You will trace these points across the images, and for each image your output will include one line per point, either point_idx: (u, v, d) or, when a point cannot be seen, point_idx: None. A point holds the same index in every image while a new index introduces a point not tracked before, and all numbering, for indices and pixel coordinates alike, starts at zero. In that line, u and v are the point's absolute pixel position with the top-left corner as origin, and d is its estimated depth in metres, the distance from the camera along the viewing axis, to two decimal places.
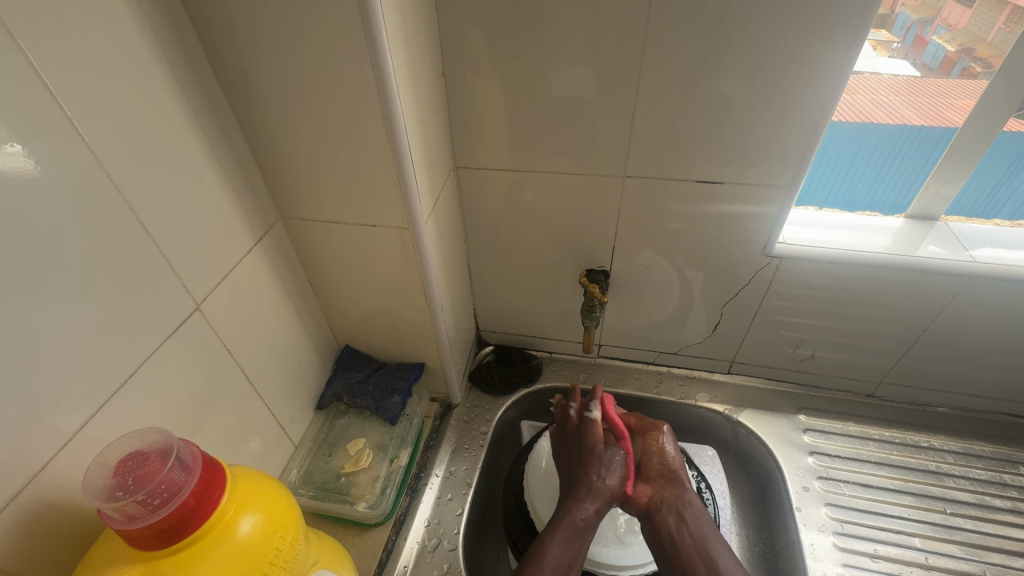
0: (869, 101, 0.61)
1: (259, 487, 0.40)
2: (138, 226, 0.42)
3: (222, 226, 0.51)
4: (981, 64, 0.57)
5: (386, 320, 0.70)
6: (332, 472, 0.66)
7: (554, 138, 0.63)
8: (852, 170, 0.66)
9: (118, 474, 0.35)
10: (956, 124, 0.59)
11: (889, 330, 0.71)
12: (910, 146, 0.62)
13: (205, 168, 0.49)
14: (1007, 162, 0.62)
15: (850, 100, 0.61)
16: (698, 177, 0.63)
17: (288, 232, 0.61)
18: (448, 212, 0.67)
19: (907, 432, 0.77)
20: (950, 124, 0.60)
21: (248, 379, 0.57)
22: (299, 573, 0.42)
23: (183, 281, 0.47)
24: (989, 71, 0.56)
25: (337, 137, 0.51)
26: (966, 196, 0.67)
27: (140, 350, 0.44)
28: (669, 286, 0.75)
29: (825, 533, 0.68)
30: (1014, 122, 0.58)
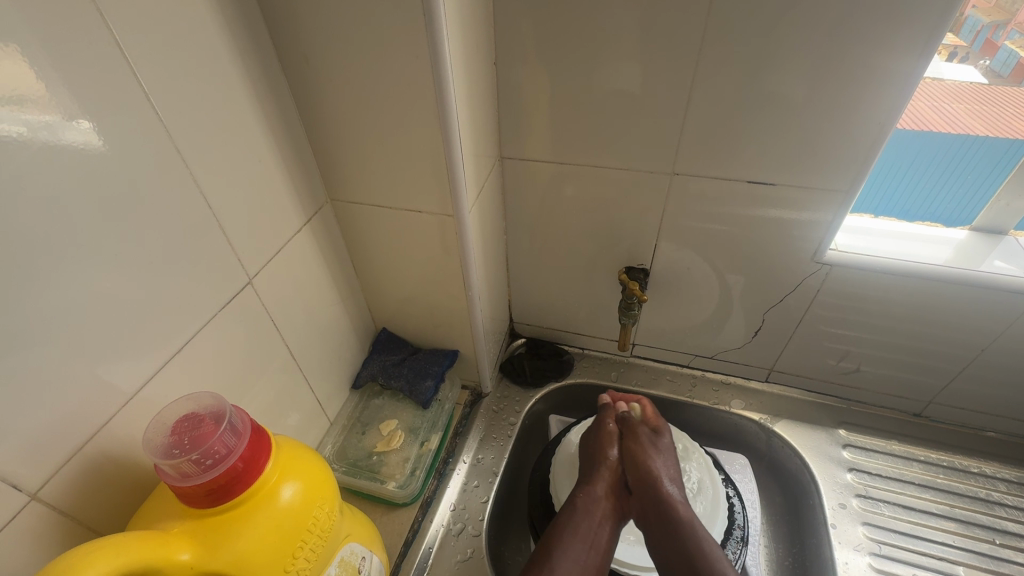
0: (928, 108, 0.59)
1: (300, 456, 0.42)
2: (201, 201, 0.44)
3: (276, 205, 0.53)
4: None
5: (423, 306, 0.71)
6: (364, 450, 0.68)
7: (602, 132, 0.63)
8: (906, 180, 0.63)
9: (175, 433, 0.36)
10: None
11: (944, 348, 0.68)
12: (973, 158, 0.59)
13: (263, 148, 0.50)
14: None
15: (912, 108, 0.58)
16: (749, 178, 0.61)
17: (336, 214, 0.63)
18: (491, 202, 0.68)
19: (955, 456, 0.73)
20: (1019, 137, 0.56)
21: (291, 354, 0.59)
22: (333, 543, 0.44)
23: (238, 255, 0.49)
24: None
25: (389, 124, 0.52)
26: None
27: (195, 319, 0.46)
28: (709, 288, 0.74)
29: (860, 553, 0.66)
30: None
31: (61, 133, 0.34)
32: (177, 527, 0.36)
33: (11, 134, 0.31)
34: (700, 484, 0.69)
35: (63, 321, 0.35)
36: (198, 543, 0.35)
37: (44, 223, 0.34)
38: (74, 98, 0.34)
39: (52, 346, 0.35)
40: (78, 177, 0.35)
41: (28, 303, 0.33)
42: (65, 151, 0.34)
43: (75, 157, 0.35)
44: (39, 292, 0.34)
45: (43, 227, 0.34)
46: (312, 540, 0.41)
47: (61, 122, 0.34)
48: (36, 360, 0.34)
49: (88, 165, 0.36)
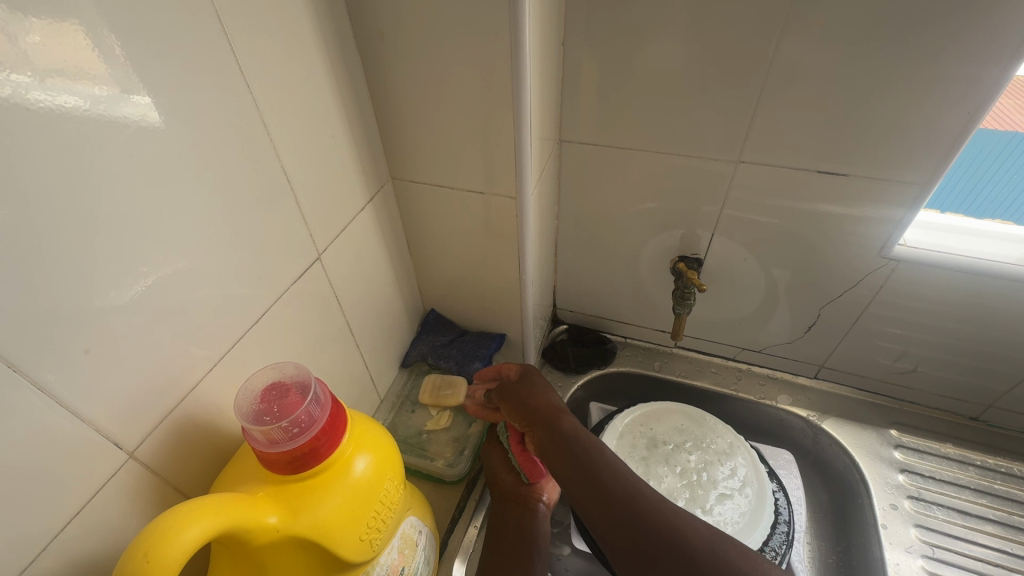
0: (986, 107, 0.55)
1: (371, 431, 0.43)
2: (279, 176, 0.45)
3: (343, 183, 0.53)
4: None
5: (474, 288, 0.71)
6: (414, 428, 0.69)
7: (667, 117, 0.61)
8: (953, 177, 0.62)
9: (264, 401, 0.37)
10: None
11: (1012, 351, 0.65)
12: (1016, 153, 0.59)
13: (334, 125, 0.50)
14: None
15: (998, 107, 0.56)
16: (820, 168, 0.59)
17: (395, 194, 0.63)
18: (547, 185, 0.67)
19: (1014, 462, 0.71)
20: None
21: (350, 331, 0.60)
22: (398, 515, 0.45)
23: (309, 231, 0.50)
24: None
25: (458, 104, 0.52)
26: None
27: (270, 293, 0.47)
28: (764, 282, 0.72)
29: (913, 555, 0.65)
30: None
31: (120, 110, 0.32)
32: (263, 490, 0.37)
33: (67, 107, 0.29)
34: (745, 479, 0.69)
35: (156, 290, 0.36)
36: (284, 508, 0.36)
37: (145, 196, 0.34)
38: (174, 75, 0.35)
39: (147, 315, 0.36)
40: (177, 153, 0.36)
41: (129, 274, 0.34)
42: (165, 126, 0.35)
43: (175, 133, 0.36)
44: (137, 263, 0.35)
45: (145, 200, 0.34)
46: (382, 511, 0.42)
47: (117, 97, 0.32)
48: (133, 328, 0.35)
49: (184, 138, 0.36)
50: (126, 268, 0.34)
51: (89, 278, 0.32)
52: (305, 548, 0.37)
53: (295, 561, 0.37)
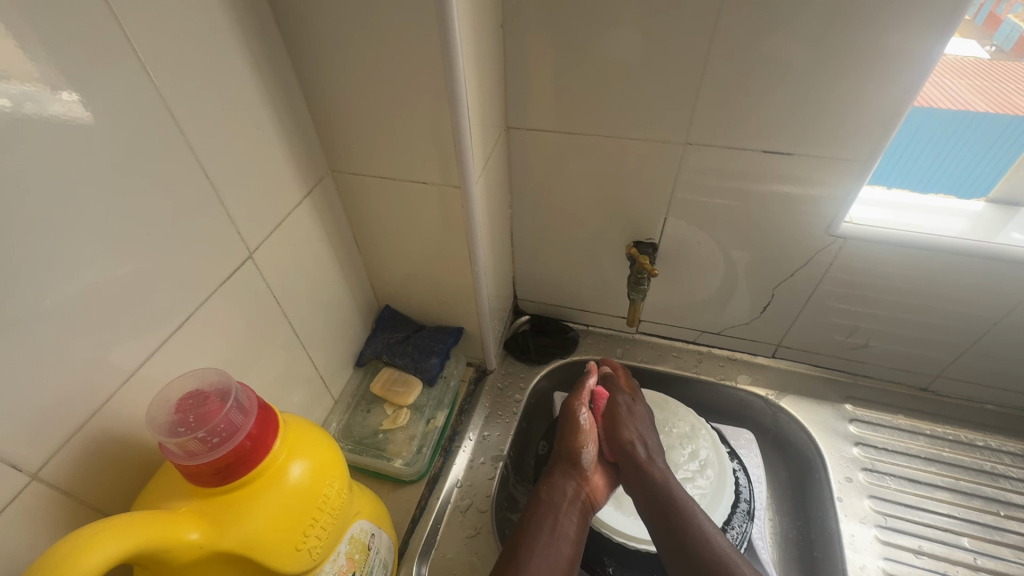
0: (931, 84, 0.58)
1: (309, 435, 0.41)
2: (200, 172, 0.42)
3: (275, 176, 0.51)
4: None
5: (428, 282, 0.69)
6: (370, 428, 0.67)
7: (614, 101, 0.60)
8: (906, 155, 0.63)
9: (180, 411, 0.34)
10: None
11: (955, 322, 0.67)
12: (970, 134, 0.58)
13: (260, 115, 0.48)
14: None
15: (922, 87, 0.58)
16: (766, 147, 0.59)
17: (336, 187, 0.61)
18: (496, 173, 0.65)
19: (961, 429, 0.73)
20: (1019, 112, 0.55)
21: (294, 331, 0.57)
22: (344, 521, 0.43)
23: (238, 228, 0.47)
24: None
25: (393, 92, 0.50)
26: None
27: (195, 295, 0.44)
28: (719, 264, 0.72)
29: (867, 525, 0.66)
30: None
31: (48, 109, 0.31)
32: (185, 505, 0.34)
33: None
34: (706, 461, 0.69)
35: (61, 298, 0.34)
36: (208, 523, 0.34)
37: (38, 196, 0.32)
38: (65, 65, 0.32)
39: (49, 324, 0.33)
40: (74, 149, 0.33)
41: (24, 282, 0.32)
42: (53, 118, 0.32)
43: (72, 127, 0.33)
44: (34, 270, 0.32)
45: (38, 201, 0.32)
46: (323, 518, 0.40)
47: (46, 95, 0.31)
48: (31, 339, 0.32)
49: (80, 132, 0.33)
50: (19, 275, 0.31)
51: None
52: (233, 563, 0.35)
53: None
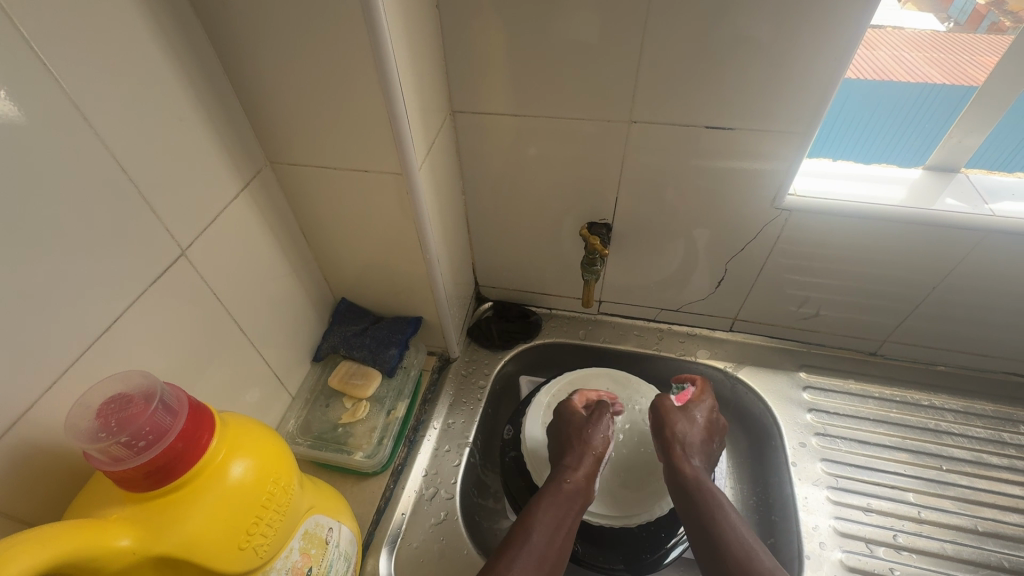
0: (890, 57, 0.59)
1: (251, 433, 0.40)
2: (118, 169, 0.41)
3: (206, 170, 0.49)
4: (1010, 19, 0.54)
5: (382, 273, 0.68)
6: (329, 422, 0.66)
7: (556, 81, 0.59)
8: (870, 127, 0.64)
9: (101, 416, 0.33)
10: (976, 82, 0.57)
11: (898, 287, 0.69)
12: (932, 104, 0.60)
13: (184, 107, 0.46)
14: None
15: (869, 57, 0.59)
16: (708, 123, 0.59)
17: (278, 179, 0.59)
18: (443, 159, 0.64)
19: (908, 390, 0.75)
20: (972, 83, 0.57)
21: (240, 329, 0.56)
22: (294, 517, 0.42)
23: (166, 225, 0.45)
24: (1017, 26, 0.54)
25: (325, 78, 0.49)
26: (990, 150, 0.64)
27: (122, 297, 0.43)
28: (672, 242, 0.73)
29: (819, 487, 0.67)
30: None
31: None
32: (117, 512, 0.34)
33: None
34: None
35: None
36: (140, 529, 0.33)
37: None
38: None
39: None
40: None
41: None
42: None
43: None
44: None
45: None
46: (269, 515, 0.39)
47: None
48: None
49: None
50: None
51: None
52: (173, 567, 0.34)
53: None
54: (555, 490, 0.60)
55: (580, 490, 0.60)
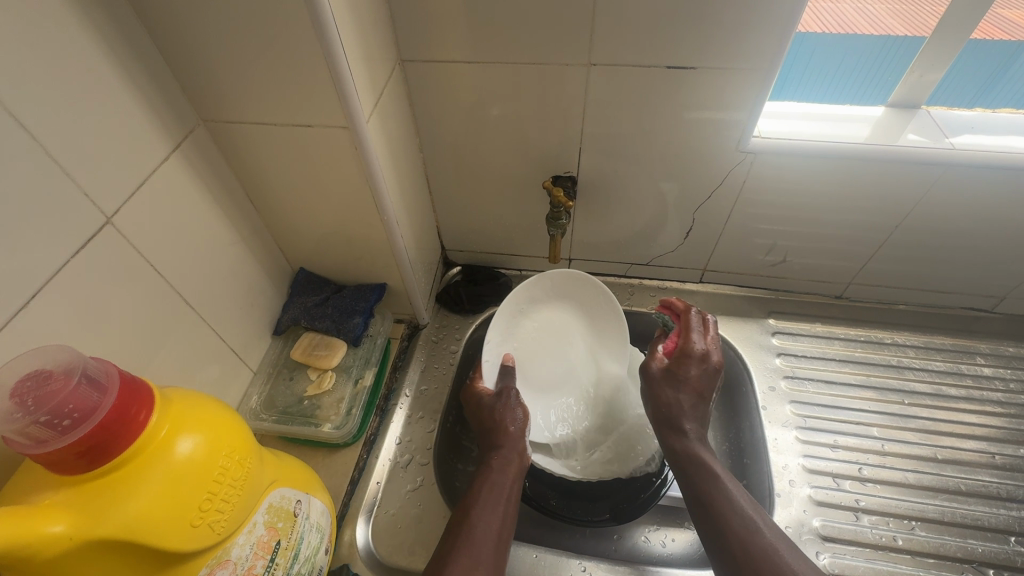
0: (853, 9, 0.60)
1: (198, 408, 0.38)
2: (17, 128, 0.36)
3: (127, 129, 0.44)
4: None
5: (340, 239, 0.65)
6: (294, 396, 0.64)
7: (511, 23, 0.55)
8: (834, 87, 0.65)
9: (16, 395, 0.30)
10: (923, 32, 0.58)
11: (860, 229, 0.69)
12: (892, 57, 0.62)
13: (95, 58, 0.41)
14: (979, 72, 0.63)
15: (835, 8, 0.60)
16: (670, 64, 0.56)
17: (214, 140, 0.55)
18: (394, 114, 0.60)
19: (872, 330, 0.77)
20: (921, 33, 0.58)
21: (188, 302, 0.53)
22: (253, 491, 0.41)
23: (86, 190, 0.41)
24: None
25: (253, 20, 0.44)
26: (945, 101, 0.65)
27: (40, 270, 0.39)
28: (639, 195, 0.72)
29: (788, 428, 0.68)
30: (986, 28, 0.58)
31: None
32: (48, 498, 0.31)
33: None
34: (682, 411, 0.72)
35: None
36: (77, 514, 0.31)
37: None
38: None
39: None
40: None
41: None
42: None
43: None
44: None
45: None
46: (224, 490, 0.37)
47: None
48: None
49: None
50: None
51: None
52: (120, 553, 0.32)
53: (113, 569, 0.32)
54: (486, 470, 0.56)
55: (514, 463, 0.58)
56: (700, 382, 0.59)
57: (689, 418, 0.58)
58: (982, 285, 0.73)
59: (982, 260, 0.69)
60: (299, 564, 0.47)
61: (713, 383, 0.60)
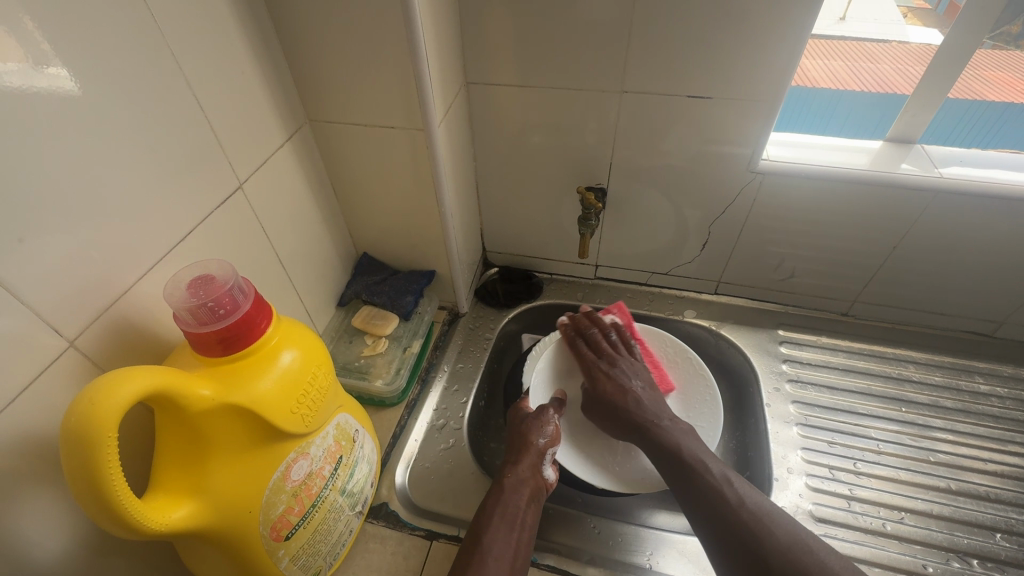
0: (893, 70, 0.69)
1: (298, 331, 0.48)
2: (194, 108, 0.49)
3: (259, 119, 0.57)
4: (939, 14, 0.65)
5: (401, 228, 0.76)
6: (352, 355, 0.75)
7: (560, 53, 0.67)
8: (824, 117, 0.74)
9: (191, 288, 0.42)
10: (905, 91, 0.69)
11: (862, 249, 0.77)
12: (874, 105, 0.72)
13: (244, 62, 0.54)
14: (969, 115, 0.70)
15: (878, 70, 0.70)
16: (691, 93, 0.67)
17: (314, 135, 0.68)
18: (457, 124, 0.73)
19: (875, 345, 0.83)
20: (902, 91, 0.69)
21: (281, 263, 0.64)
22: (329, 406, 0.50)
23: (228, 159, 0.54)
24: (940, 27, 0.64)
25: (362, 42, 0.57)
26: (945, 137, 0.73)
27: (192, 216, 0.50)
28: (661, 210, 0.81)
29: (790, 424, 0.74)
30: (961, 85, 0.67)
31: (35, 79, 0.36)
32: (197, 374, 0.41)
33: (54, 71, 0.37)
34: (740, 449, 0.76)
35: (72, 197, 0.39)
36: (216, 383, 0.41)
37: (45, 106, 0.37)
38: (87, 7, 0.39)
39: (60, 218, 0.39)
40: (49, 89, 0.37)
41: (40, 179, 0.37)
42: (85, 62, 0.39)
43: (83, 68, 0.39)
44: (43, 169, 0.37)
45: (44, 110, 0.37)
46: (311, 396, 0.47)
47: (101, 42, 0.40)
48: (48, 234, 0.38)
49: (99, 73, 0.40)
50: (31, 170, 0.36)
51: (26, 185, 0.36)
52: (241, 422, 0.42)
53: (234, 436, 0.42)
54: (508, 481, 0.60)
55: (531, 482, 0.61)
56: (621, 376, 0.70)
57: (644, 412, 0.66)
58: (979, 308, 0.78)
59: (977, 283, 0.75)
60: (352, 484, 0.56)
61: (636, 372, 0.72)
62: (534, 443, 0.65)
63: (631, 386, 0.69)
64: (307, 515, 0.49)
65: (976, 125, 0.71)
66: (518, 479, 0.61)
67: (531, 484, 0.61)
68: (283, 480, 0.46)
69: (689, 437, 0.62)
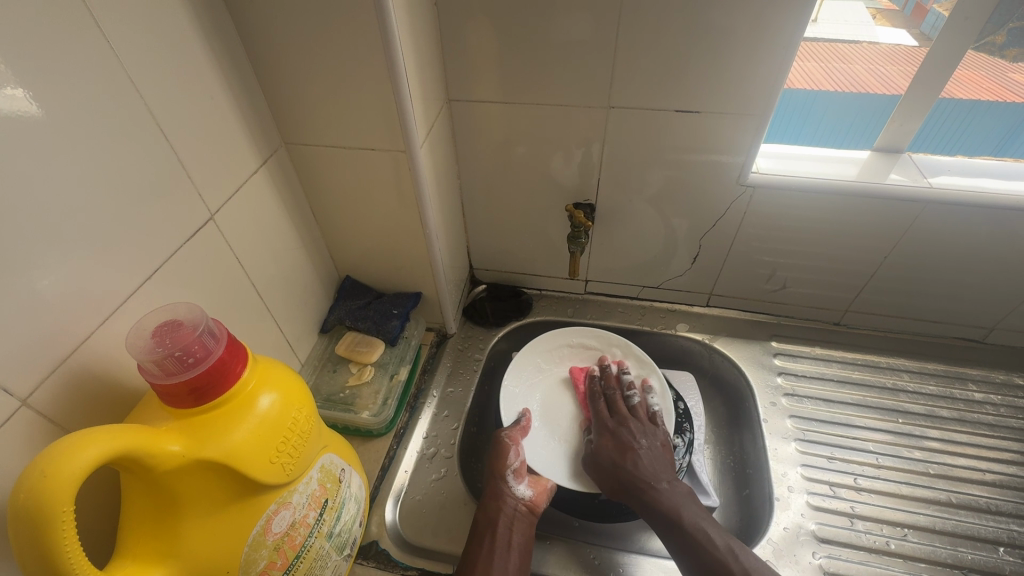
0: (865, 70, 0.69)
1: (277, 371, 0.45)
2: (160, 138, 0.46)
3: (230, 145, 0.54)
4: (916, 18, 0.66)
5: (385, 250, 0.74)
6: (336, 386, 0.72)
7: (545, 69, 0.66)
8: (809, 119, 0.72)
9: (156, 335, 0.40)
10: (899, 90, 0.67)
11: (853, 259, 0.76)
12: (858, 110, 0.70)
13: (213, 86, 0.51)
14: (959, 120, 0.69)
15: (851, 70, 0.69)
16: (679, 108, 0.66)
17: (290, 158, 0.65)
18: (440, 143, 0.70)
19: (869, 355, 0.82)
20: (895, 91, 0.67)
21: (258, 293, 0.61)
22: (312, 449, 0.47)
23: (198, 190, 0.51)
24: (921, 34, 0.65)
25: (338, 62, 0.54)
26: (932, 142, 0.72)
27: (160, 252, 0.47)
28: (650, 224, 0.80)
29: (788, 440, 0.73)
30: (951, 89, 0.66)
31: None
32: (166, 427, 0.38)
33: (14, 91, 0.35)
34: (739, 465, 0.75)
35: (24, 243, 0.36)
36: (187, 438, 0.38)
37: None
38: (40, 39, 0.36)
39: (11, 266, 0.36)
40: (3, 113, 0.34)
41: None
42: (36, 98, 0.36)
43: (35, 103, 0.36)
44: None
45: None
46: (293, 441, 0.44)
47: (54, 75, 0.37)
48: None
49: (52, 108, 0.37)
50: None
51: None
52: (216, 476, 0.39)
53: (209, 492, 0.39)
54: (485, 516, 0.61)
55: (507, 510, 0.62)
56: (626, 432, 0.66)
57: (642, 474, 0.63)
58: (970, 315, 0.78)
59: (969, 291, 0.75)
60: (340, 527, 0.53)
61: (648, 432, 0.67)
62: (502, 471, 0.65)
63: (636, 442, 0.65)
64: (292, 567, 0.46)
65: (965, 132, 0.70)
66: (506, 508, 0.62)
67: (510, 514, 0.61)
68: (263, 534, 0.43)
69: (688, 502, 0.61)
